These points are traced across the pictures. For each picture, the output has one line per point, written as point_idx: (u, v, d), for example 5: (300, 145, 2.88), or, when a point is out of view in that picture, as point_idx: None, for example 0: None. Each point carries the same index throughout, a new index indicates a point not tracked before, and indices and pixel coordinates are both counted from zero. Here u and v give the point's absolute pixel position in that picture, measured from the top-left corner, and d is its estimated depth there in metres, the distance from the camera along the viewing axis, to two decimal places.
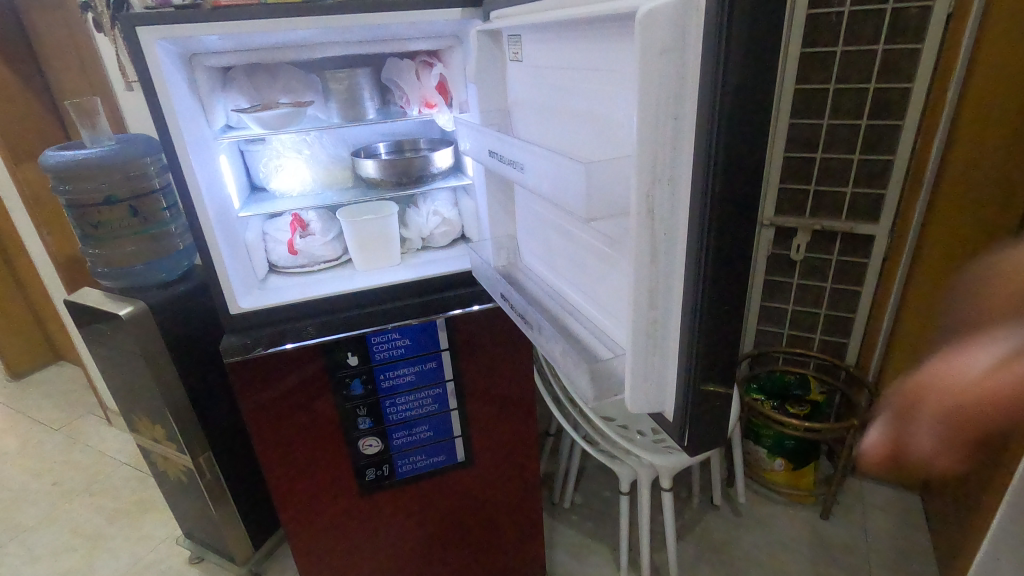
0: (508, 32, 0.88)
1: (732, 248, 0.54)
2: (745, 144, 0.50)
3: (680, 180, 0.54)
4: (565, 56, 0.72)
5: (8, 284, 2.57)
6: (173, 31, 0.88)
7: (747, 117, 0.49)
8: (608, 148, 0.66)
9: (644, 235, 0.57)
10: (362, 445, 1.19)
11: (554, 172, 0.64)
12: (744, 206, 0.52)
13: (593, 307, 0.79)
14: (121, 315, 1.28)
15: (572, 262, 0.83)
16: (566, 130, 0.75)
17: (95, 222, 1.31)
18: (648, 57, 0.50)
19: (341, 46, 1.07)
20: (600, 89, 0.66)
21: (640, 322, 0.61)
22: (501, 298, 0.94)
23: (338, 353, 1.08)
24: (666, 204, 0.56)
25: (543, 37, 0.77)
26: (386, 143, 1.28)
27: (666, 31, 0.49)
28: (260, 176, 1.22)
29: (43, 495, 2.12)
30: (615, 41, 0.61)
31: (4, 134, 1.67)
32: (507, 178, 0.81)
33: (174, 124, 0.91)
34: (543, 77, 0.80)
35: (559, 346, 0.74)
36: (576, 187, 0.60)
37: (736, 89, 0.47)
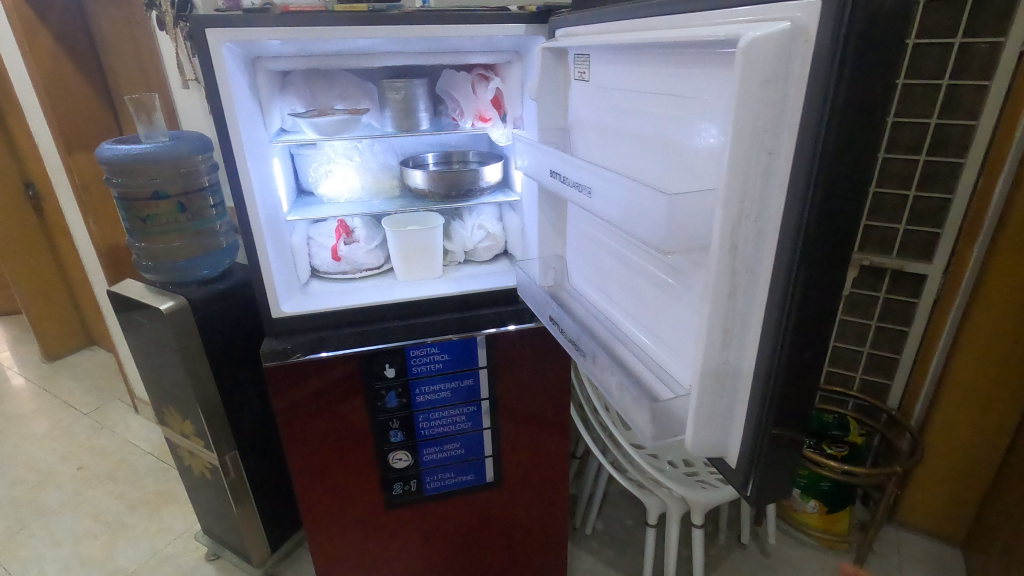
0: (576, 51, 0.88)
1: (821, 294, 0.51)
2: (845, 185, 0.47)
3: (774, 216, 0.51)
4: (644, 79, 0.70)
5: (49, 265, 2.68)
6: (243, 34, 0.88)
7: (853, 156, 0.46)
8: (687, 175, 0.62)
9: (724, 272, 0.54)
10: (392, 458, 1.16)
11: (629, 199, 0.62)
12: (841, 250, 0.49)
13: (652, 340, 0.76)
14: (162, 310, 1.29)
15: (635, 291, 0.80)
16: (640, 154, 0.72)
17: (144, 216, 1.32)
18: (748, 87, 0.47)
19: (403, 55, 1.07)
20: (682, 115, 0.63)
21: (710, 362, 0.58)
22: (551, 321, 0.92)
23: (376, 363, 1.07)
24: (753, 241, 0.53)
25: (617, 58, 0.75)
26: (435, 154, 1.27)
27: (773, 60, 0.46)
28: (308, 180, 1.21)
29: (67, 478, 2.14)
30: (707, 66, 0.58)
31: (60, 126, 1.72)
32: (568, 200, 0.78)
33: (233, 127, 0.91)
34: (614, 100, 0.78)
35: (616, 379, 0.70)
36: (655, 216, 0.56)
37: (842, 126, 0.44)
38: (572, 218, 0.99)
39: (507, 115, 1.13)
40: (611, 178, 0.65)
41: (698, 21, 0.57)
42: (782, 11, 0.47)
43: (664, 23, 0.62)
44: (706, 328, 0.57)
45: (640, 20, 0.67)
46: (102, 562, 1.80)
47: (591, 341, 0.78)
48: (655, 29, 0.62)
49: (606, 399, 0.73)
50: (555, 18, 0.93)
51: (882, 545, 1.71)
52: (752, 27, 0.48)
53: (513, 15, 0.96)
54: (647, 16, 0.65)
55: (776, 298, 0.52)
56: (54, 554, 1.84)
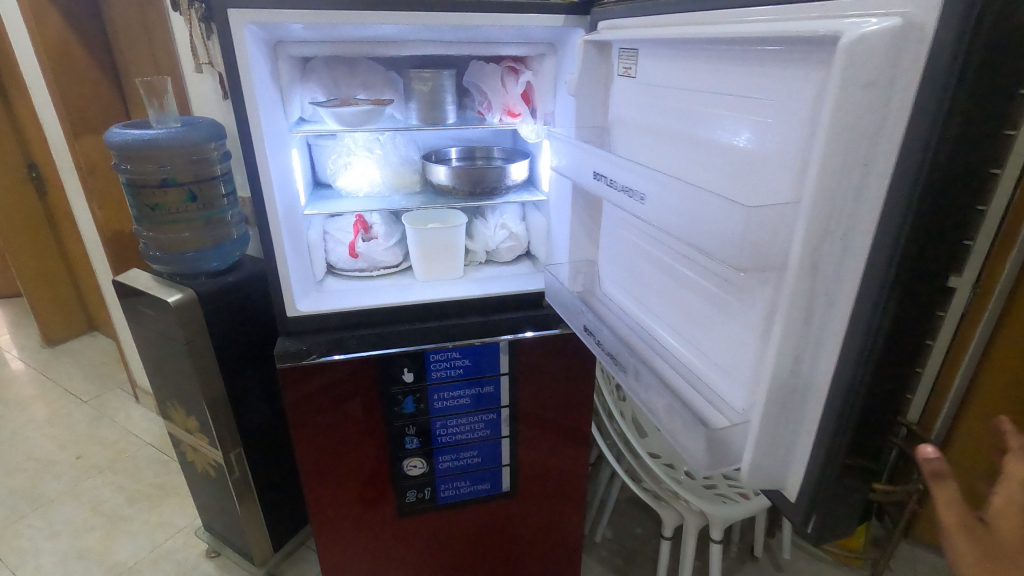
0: (621, 45, 0.83)
1: (910, 322, 0.46)
2: (949, 205, 0.42)
3: (862, 235, 0.46)
4: (706, 77, 0.64)
5: (50, 247, 2.63)
6: (267, 17, 0.83)
7: (963, 172, 0.41)
8: (754, 184, 0.57)
9: (801, 294, 0.49)
10: (406, 465, 1.12)
11: (692, 208, 0.57)
12: (938, 275, 0.44)
13: (701, 359, 0.72)
14: (169, 303, 1.24)
15: (683, 305, 0.75)
16: (696, 159, 0.67)
17: (153, 205, 1.26)
18: (847, 91, 0.42)
19: (433, 45, 1.02)
20: (751, 119, 0.58)
21: (776, 389, 0.53)
22: (585, 331, 0.87)
23: (394, 367, 1.02)
24: (836, 260, 0.48)
25: (673, 52, 0.70)
26: (458, 148, 1.21)
27: (880, 61, 0.41)
28: (326, 172, 1.16)
29: (66, 468, 2.10)
30: (787, 66, 0.53)
31: (66, 107, 1.66)
32: (614, 205, 0.73)
33: (254, 115, 0.86)
34: (666, 100, 0.73)
35: (664, 400, 0.66)
36: (728, 231, 0.52)
37: (957, 140, 0.39)
38: (606, 222, 0.94)
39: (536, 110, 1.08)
40: (670, 185, 0.60)
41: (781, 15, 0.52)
42: (889, 7, 0.42)
43: (738, 16, 0.56)
44: (775, 353, 0.52)
45: (706, 14, 0.62)
46: (100, 555, 1.77)
47: (634, 356, 0.73)
48: (727, 23, 0.57)
49: (651, 420, 0.68)
50: (599, 9, 0.87)
51: (898, 563, 1.67)
52: (853, 23, 0.43)
53: (552, 5, 0.90)
54: (716, 9, 0.60)
55: (858, 326, 0.47)
56: (52, 546, 1.80)
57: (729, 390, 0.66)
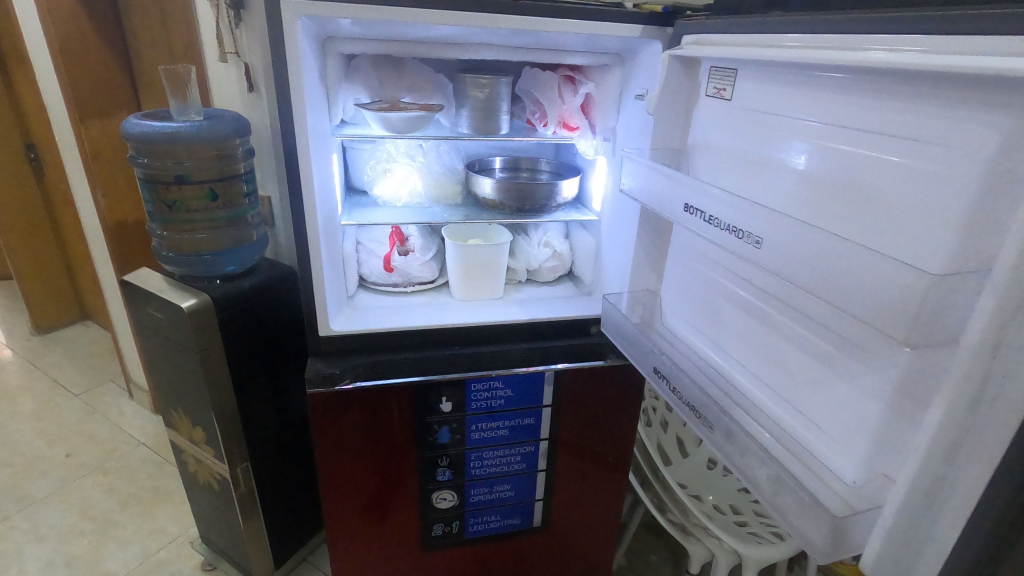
0: (717, 64, 0.78)
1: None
2: None
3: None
4: (851, 120, 0.61)
5: (46, 230, 2.52)
6: (323, 11, 0.75)
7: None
8: (927, 250, 0.54)
9: (976, 370, 0.43)
10: (435, 498, 1.04)
11: (844, 267, 0.53)
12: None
13: (813, 426, 0.70)
14: (183, 308, 1.16)
15: (789, 365, 0.73)
16: (832, 209, 0.64)
17: (171, 203, 1.17)
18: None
19: (496, 49, 0.93)
20: (914, 170, 0.56)
21: (925, 472, 0.47)
22: (655, 374, 0.81)
23: (432, 396, 0.95)
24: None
25: (806, 79, 0.66)
26: (503, 158, 1.14)
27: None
28: (363, 179, 1.08)
29: (54, 466, 1.99)
30: (973, 118, 0.50)
31: (74, 89, 1.56)
32: (715, 244, 0.67)
33: (300, 116, 0.78)
34: (789, 132, 0.69)
35: (768, 469, 0.59)
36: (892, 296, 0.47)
37: None
38: (676, 251, 0.90)
39: (596, 125, 1.01)
40: (807, 235, 0.56)
41: (959, 50, 0.46)
42: None
43: (893, 47, 0.51)
44: (932, 431, 0.46)
45: (846, 40, 0.56)
46: (89, 563, 1.67)
47: (725, 415, 0.67)
48: (881, 57, 0.51)
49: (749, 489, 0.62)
50: (684, 22, 0.81)
51: None
52: None
53: (631, 14, 0.83)
54: (861, 36, 0.54)
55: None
56: (38, 550, 1.70)
57: (847, 461, 0.63)
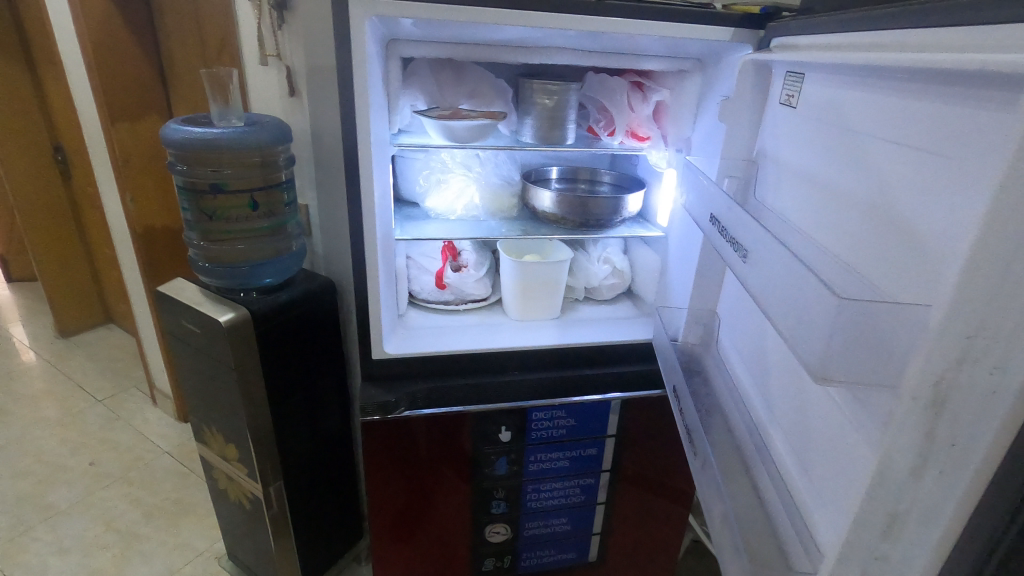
0: (791, 68, 0.70)
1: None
2: None
3: (1012, 356, 0.37)
4: (858, 119, 0.57)
5: (71, 232, 2.48)
6: (391, 10, 0.69)
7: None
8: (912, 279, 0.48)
9: (918, 436, 0.41)
10: (488, 531, 0.98)
11: (782, 283, 0.50)
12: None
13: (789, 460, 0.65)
14: (221, 322, 1.11)
15: (776, 384, 0.69)
16: (837, 218, 0.59)
17: (210, 211, 1.12)
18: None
19: (570, 53, 0.87)
20: (909, 177, 0.49)
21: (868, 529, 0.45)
22: (672, 390, 0.81)
23: (490, 426, 0.88)
24: (966, 392, 0.39)
25: (832, 77, 0.61)
26: (560, 168, 1.08)
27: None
28: (415, 189, 1.02)
29: (77, 475, 1.91)
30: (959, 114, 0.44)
31: (105, 91, 1.52)
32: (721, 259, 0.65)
33: (363, 114, 0.73)
34: (812, 135, 0.65)
35: (723, 507, 0.62)
36: (843, 342, 0.43)
37: None
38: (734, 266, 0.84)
39: (668, 135, 0.95)
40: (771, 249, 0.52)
41: (985, 42, 0.41)
42: None
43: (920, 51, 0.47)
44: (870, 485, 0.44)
45: (883, 41, 0.52)
46: None
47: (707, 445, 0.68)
48: (893, 55, 0.47)
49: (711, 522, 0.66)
50: (774, 25, 0.74)
51: None
52: None
53: (722, 15, 0.76)
54: (903, 37, 0.50)
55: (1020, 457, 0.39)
56: (61, 563, 1.61)
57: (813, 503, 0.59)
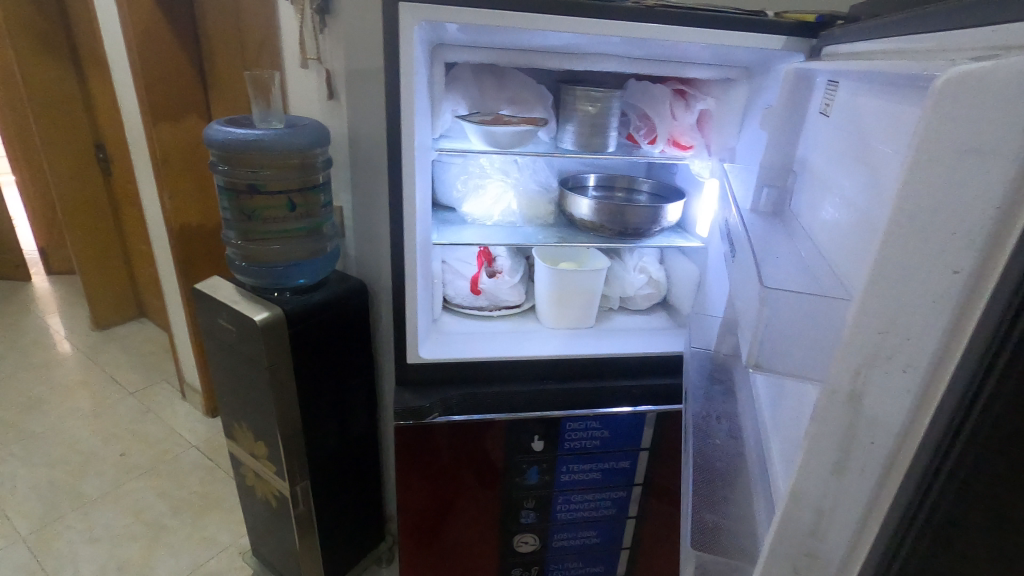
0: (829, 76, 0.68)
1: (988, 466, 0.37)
2: None
3: (920, 357, 0.38)
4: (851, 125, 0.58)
5: (109, 228, 2.55)
6: (440, 15, 0.69)
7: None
8: None
9: (837, 430, 0.42)
10: (516, 541, 0.97)
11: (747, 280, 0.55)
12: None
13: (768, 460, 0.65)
14: (256, 321, 1.12)
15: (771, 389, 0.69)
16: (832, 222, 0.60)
17: (249, 212, 1.14)
18: (931, 130, 0.33)
19: (615, 61, 0.86)
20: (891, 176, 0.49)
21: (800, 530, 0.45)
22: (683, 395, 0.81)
23: (523, 434, 0.88)
24: (882, 390, 0.39)
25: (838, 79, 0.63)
26: (598, 176, 1.07)
27: (1002, 103, 0.31)
28: (452, 194, 1.03)
29: (109, 465, 1.95)
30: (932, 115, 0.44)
31: (147, 91, 1.56)
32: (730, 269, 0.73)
33: (407, 117, 0.73)
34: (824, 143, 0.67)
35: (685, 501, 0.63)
36: (774, 323, 0.46)
37: None
38: None
39: (711, 144, 0.93)
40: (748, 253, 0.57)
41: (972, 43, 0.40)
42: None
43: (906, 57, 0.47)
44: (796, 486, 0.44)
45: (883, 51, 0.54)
46: (139, 570, 1.59)
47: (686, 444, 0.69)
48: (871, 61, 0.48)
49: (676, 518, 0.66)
50: (827, 34, 0.73)
51: None
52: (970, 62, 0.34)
53: (776, 23, 0.74)
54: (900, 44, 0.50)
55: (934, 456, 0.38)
56: (91, 553, 1.64)
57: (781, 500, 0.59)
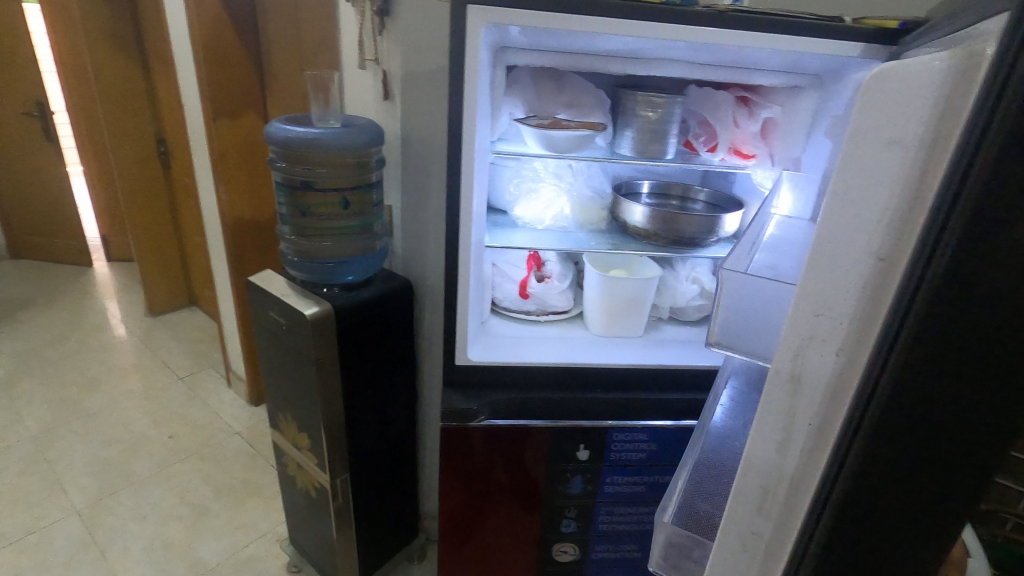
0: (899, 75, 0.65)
1: (896, 466, 0.34)
2: (978, 280, 0.29)
3: (841, 340, 0.37)
4: None
5: (166, 218, 2.65)
6: (508, 17, 0.69)
7: (995, 226, 0.28)
8: None
9: (777, 415, 0.41)
10: (555, 550, 0.96)
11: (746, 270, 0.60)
12: (935, 406, 0.32)
13: None
14: (306, 316, 1.14)
15: None
16: None
17: (304, 209, 1.17)
18: (861, 121, 0.35)
19: (680, 67, 0.84)
20: None
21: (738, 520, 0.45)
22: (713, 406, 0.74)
23: (569, 443, 0.86)
24: (815, 379, 0.39)
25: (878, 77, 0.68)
26: (652, 182, 1.05)
27: (926, 88, 0.32)
28: (503, 196, 1.02)
29: (158, 447, 2.03)
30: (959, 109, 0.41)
31: (210, 89, 1.61)
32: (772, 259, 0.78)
33: (469, 119, 0.74)
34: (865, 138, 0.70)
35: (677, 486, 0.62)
36: (745, 297, 0.54)
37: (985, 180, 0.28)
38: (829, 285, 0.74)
39: (775, 154, 0.90)
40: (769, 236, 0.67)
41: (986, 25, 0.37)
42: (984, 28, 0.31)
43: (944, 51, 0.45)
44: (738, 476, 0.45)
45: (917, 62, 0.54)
46: (183, 550, 1.65)
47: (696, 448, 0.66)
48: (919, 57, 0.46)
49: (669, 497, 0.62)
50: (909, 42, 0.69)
51: None
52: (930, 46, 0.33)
53: (855, 30, 0.71)
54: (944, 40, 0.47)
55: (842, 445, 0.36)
56: (139, 530, 1.70)
57: None
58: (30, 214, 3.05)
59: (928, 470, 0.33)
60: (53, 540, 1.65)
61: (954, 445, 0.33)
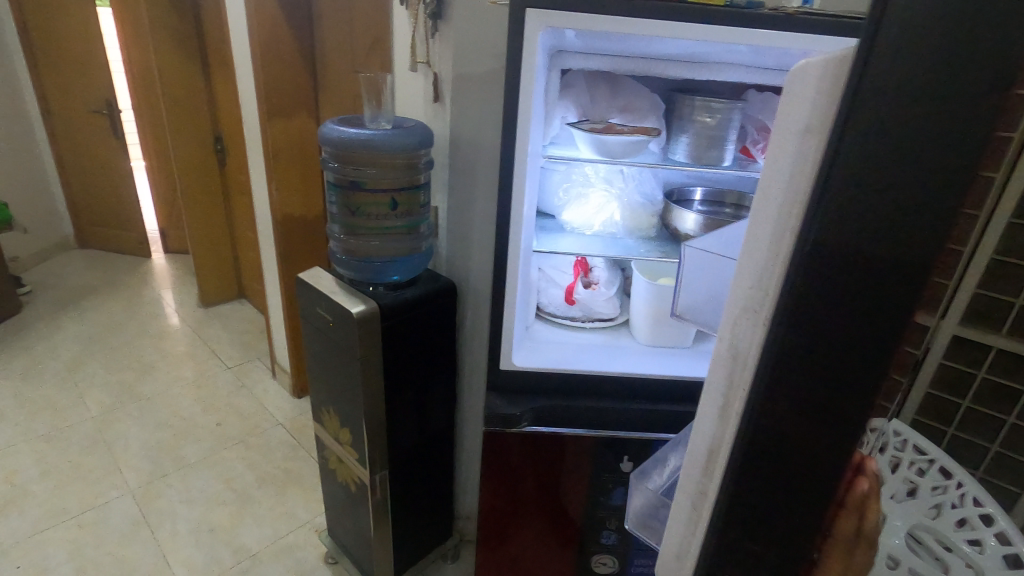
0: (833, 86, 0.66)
1: (797, 412, 0.36)
2: (843, 250, 0.31)
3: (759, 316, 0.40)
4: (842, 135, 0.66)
5: (220, 213, 2.75)
6: (567, 21, 0.68)
7: (851, 200, 0.30)
8: None
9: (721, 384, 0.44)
10: (594, 561, 0.94)
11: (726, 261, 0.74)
12: (820, 329, 0.33)
13: None
14: (352, 314, 1.16)
15: None
16: None
17: (354, 208, 1.19)
18: (783, 119, 0.38)
19: (742, 71, 0.82)
20: None
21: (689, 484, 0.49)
22: None
23: (613, 454, 0.85)
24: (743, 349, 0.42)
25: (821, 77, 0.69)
26: (705, 189, 1.02)
27: (821, 84, 0.34)
28: (551, 201, 1.02)
29: (206, 433, 2.11)
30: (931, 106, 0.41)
31: (267, 89, 1.66)
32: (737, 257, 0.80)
33: (522, 123, 0.74)
34: None
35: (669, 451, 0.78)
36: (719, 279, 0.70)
37: (836, 158, 0.30)
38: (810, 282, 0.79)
39: None
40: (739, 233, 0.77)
41: None
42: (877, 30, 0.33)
43: None
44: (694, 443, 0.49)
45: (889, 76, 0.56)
46: (227, 535, 1.70)
47: None
48: None
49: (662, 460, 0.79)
50: None
51: None
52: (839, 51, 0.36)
53: None
54: None
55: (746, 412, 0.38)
56: (187, 512, 1.77)
57: None
58: (96, 206, 3.23)
59: (813, 429, 0.35)
60: (109, 517, 1.73)
61: (841, 410, 0.34)
